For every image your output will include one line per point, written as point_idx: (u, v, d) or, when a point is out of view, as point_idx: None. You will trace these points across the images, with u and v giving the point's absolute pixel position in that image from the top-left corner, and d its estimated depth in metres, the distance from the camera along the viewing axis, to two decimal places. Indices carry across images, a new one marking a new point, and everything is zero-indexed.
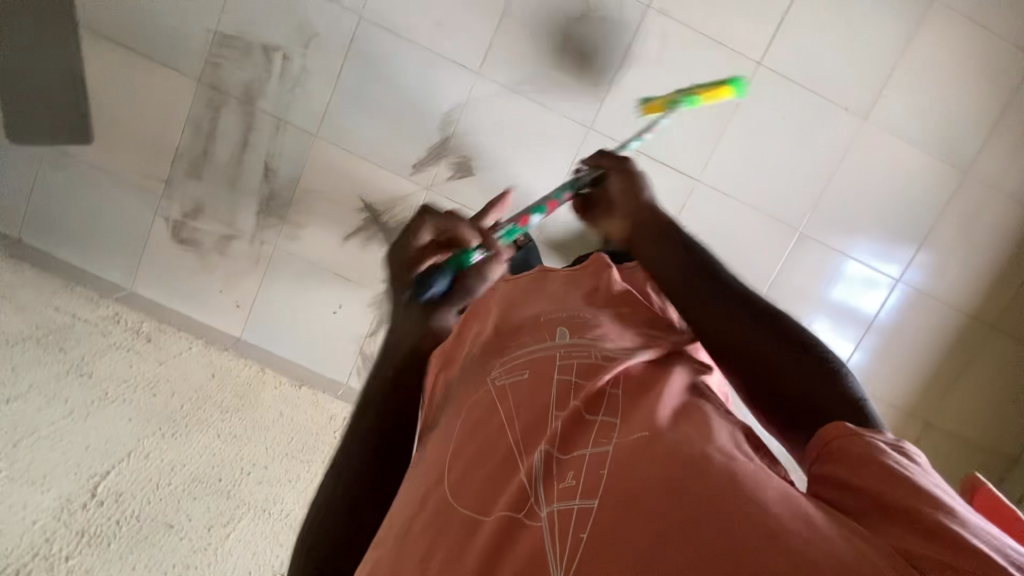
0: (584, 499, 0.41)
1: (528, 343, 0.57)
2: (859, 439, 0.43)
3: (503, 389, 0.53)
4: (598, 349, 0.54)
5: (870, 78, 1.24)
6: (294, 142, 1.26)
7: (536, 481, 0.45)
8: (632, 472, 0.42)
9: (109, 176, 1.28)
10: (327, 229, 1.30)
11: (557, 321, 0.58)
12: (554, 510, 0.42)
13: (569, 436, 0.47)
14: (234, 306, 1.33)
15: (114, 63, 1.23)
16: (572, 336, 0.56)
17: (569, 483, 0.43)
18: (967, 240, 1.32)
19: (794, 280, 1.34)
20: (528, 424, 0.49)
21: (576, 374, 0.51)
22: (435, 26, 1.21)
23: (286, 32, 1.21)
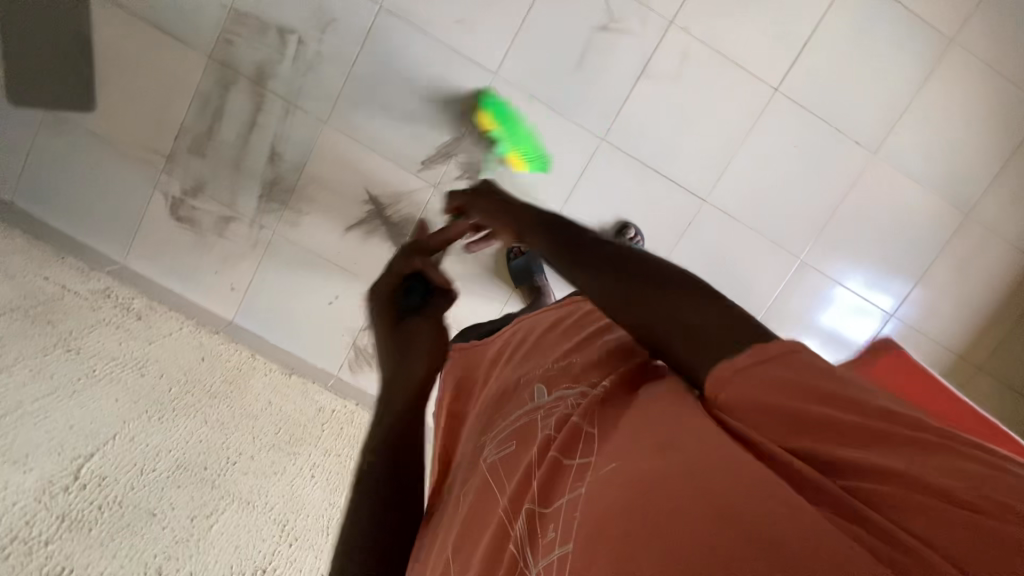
0: (560, 549, 0.40)
1: (513, 408, 0.58)
2: (739, 363, 0.38)
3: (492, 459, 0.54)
4: (571, 399, 0.53)
5: (883, 114, 1.24)
6: (302, 128, 1.24)
7: (524, 547, 0.45)
8: (597, 499, 0.40)
9: (110, 146, 1.25)
10: (329, 218, 1.28)
11: (535, 379, 0.59)
12: (540, 566, 0.42)
13: (546, 490, 0.46)
14: (229, 288, 1.31)
15: (122, 29, 1.20)
16: (550, 393, 0.56)
17: (551, 535, 0.43)
18: (961, 282, 1.34)
19: (793, 304, 1.35)
20: (512, 489, 0.49)
21: (553, 429, 0.51)
22: (455, 23, 1.19)
23: (303, 16, 1.19)
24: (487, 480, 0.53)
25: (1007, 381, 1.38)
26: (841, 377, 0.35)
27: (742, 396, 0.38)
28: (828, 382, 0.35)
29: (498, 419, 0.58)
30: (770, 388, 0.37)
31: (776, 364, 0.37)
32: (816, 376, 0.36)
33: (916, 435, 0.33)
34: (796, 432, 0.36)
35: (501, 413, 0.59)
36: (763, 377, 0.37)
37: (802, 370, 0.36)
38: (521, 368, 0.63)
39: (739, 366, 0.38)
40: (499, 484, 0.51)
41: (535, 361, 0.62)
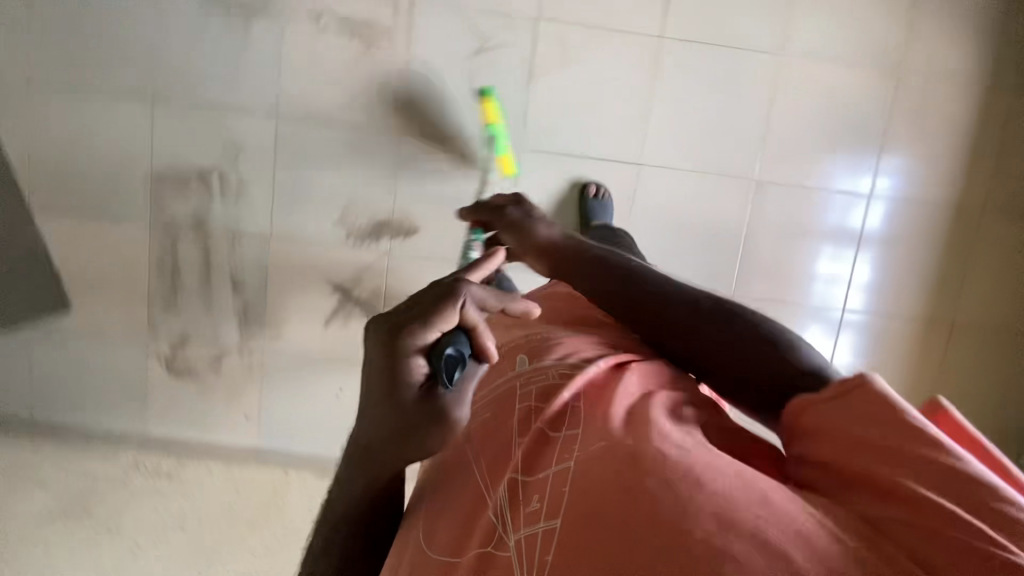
0: (546, 522, 0.48)
1: (494, 384, 0.67)
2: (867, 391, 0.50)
3: (471, 431, 0.62)
4: (553, 371, 0.62)
5: (774, 15, 1.23)
6: (252, 249, 1.30)
7: (502, 513, 0.52)
8: (586, 474, 0.49)
9: (96, 334, 1.34)
10: (308, 320, 1.33)
11: (517, 359, 0.68)
12: (520, 535, 0.49)
13: (530, 462, 0.54)
14: (243, 419, 1.36)
15: (71, 231, 1.30)
16: (529, 363, 0.66)
17: (533, 506, 0.50)
18: (928, 137, 1.29)
19: (795, 216, 1.32)
20: (489, 460, 0.58)
21: (534, 400, 0.60)
22: (348, 103, 1.25)
23: (215, 154, 1.27)
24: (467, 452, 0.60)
25: (1017, 212, 1.31)
26: (910, 429, 0.47)
27: (812, 418, 0.51)
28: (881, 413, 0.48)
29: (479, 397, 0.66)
30: (838, 410, 0.50)
31: (843, 397, 0.50)
32: (876, 407, 0.48)
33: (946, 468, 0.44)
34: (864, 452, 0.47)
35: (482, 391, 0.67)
36: (830, 406, 0.51)
37: (869, 402, 0.49)
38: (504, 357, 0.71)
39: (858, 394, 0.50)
40: (474, 454, 0.60)
41: (514, 349, 0.72)
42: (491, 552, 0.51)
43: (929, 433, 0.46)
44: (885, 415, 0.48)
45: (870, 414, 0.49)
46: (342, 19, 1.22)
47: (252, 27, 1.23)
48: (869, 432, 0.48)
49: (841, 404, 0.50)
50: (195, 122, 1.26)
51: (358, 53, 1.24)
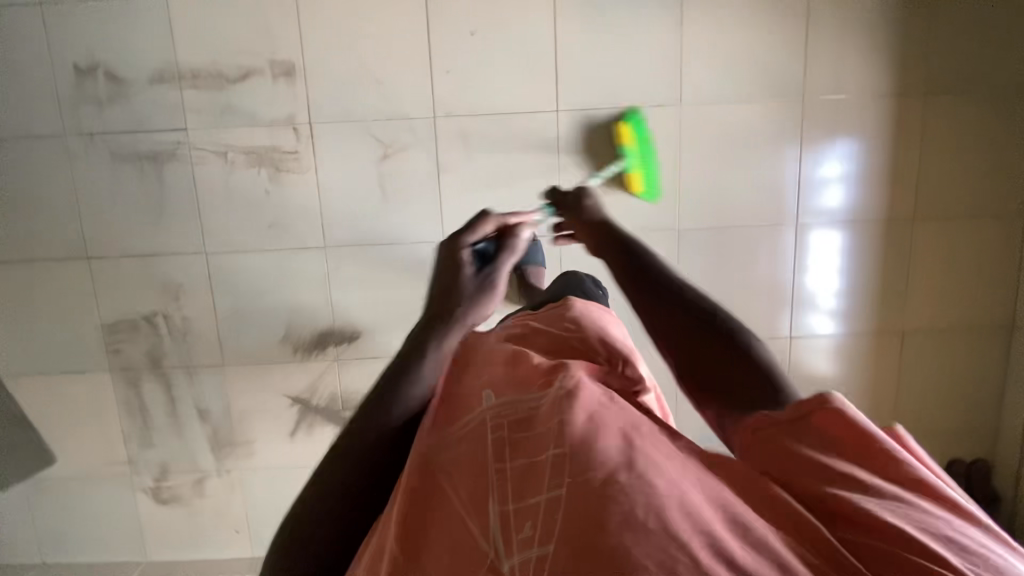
0: (540, 551, 0.41)
1: (456, 416, 0.52)
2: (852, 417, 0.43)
3: (441, 463, 0.49)
4: (530, 400, 0.50)
5: (664, 68, 1.23)
6: (209, 378, 1.36)
7: (493, 546, 0.43)
8: (574, 501, 0.42)
9: (83, 479, 1.41)
10: (275, 433, 1.39)
11: (479, 385, 0.54)
12: (515, 563, 0.41)
13: (518, 487, 0.44)
14: (235, 532, 1.43)
15: (39, 390, 1.37)
16: (499, 395, 0.51)
17: (526, 532, 0.42)
18: (856, 144, 1.27)
19: (734, 226, 1.31)
20: (468, 492, 0.46)
21: (509, 431, 0.48)
22: (270, 228, 1.28)
23: (156, 297, 1.32)
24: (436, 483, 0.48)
25: (947, 214, 1.30)
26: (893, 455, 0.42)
27: (764, 440, 0.45)
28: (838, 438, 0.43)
29: (442, 424, 0.52)
30: (790, 437, 0.44)
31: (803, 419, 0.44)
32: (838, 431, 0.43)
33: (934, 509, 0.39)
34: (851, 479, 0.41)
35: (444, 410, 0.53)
36: (786, 430, 0.44)
37: (826, 424, 0.43)
38: (469, 370, 0.57)
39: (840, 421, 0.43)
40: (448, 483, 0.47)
41: (472, 368, 0.57)
42: None
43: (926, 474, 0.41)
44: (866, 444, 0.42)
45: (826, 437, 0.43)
46: (246, 150, 1.26)
47: (164, 173, 1.27)
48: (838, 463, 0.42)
49: (801, 429, 0.44)
50: (131, 271, 1.31)
51: (268, 179, 1.27)
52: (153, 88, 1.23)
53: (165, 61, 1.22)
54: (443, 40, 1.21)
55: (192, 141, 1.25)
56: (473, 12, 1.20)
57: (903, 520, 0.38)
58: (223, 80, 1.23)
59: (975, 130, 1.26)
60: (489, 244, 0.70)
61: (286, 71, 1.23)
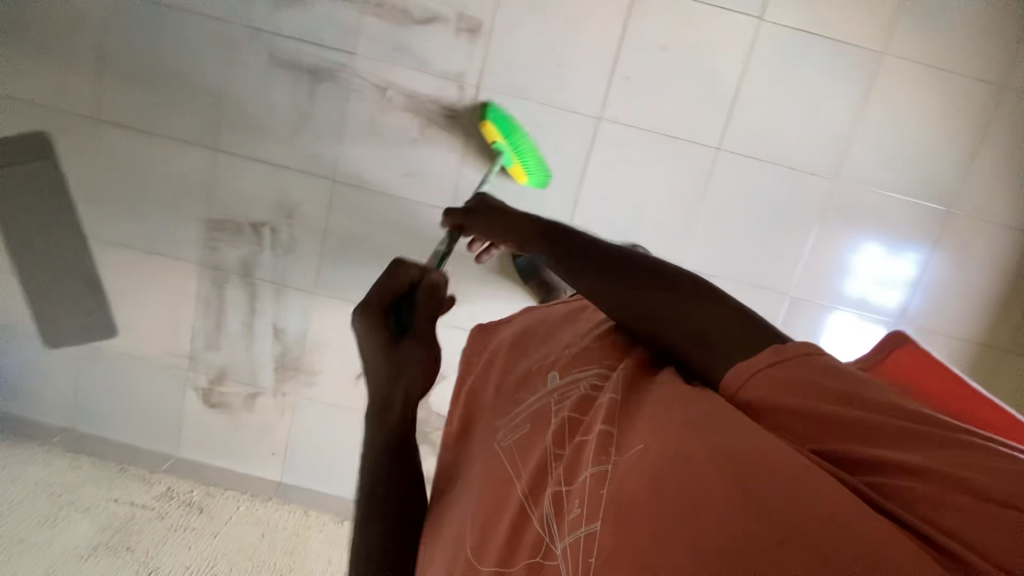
0: (586, 527, 0.50)
1: (528, 393, 0.66)
2: (753, 368, 0.51)
3: (511, 438, 0.64)
4: (586, 381, 0.62)
5: (831, 142, 1.24)
6: (296, 302, 1.34)
7: (549, 524, 0.55)
8: (626, 486, 0.50)
9: (139, 361, 1.39)
10: (341, 373, 1.37)
11: (546, 365, 0.67)
12: (566, 542, 0.52)
13: (570, 473, 0.56)
14: (271, 454, 1.43)
15: (123, 263, 1.34)
16: (562, 376, 0.64)
17: (575, 513, 0.52)
18: (965, 262, 1.30)
19: (840, 310, 1.33)
20: (530, 475, 0.59)
21: (569, 412, 0.61)
22: (404, 176, 1.27)
23: (269, 209, 1.30)
24: (502, 457, 0.63)
25: None
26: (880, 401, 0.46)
27: (777, 401, 0.50)
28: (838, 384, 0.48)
29: (515, 399, 0.67)
30: (783, 386, 0.49)
31: (782, 366, 0.50)
32: (822, 377, 0.48)
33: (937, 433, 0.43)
34: (832, 434, 0.47)
35: (517, 392, 0.67)
36: (773, 374, 0.50)
37: (820, 376, 0.49)
38: (533, 349, 0.71)
39: (761, 367, 0.51)
40: (514, 465, 0.62)
41: (546, 347, 0.70)
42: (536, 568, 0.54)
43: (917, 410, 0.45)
44: (831, 382, 0.48)
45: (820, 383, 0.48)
46: (406, 94, 1.23)
47: (316, 90, 1.24)
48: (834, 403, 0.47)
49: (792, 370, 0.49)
50: (252, 176, 1.28)
51: (418, 128, 1.25)
52: (334, 3, 1.20)
53: None
54: (636, 48, 1.20)
55: (356, 67, 1.22)
56: (673, 31, 1.19)
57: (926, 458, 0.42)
58: (407, 17, 1.20)
59: None
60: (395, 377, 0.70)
61: (471, 28, 1.20)
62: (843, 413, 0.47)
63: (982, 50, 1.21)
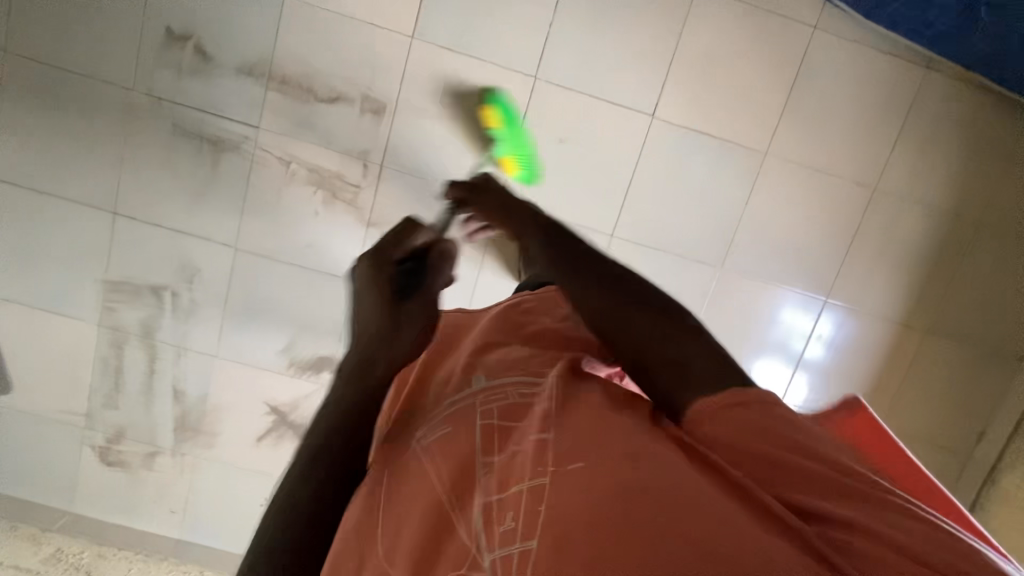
0: (523, 545, 0.41)
1: (445, 392, 0.54)
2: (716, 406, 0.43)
3: (426, 442, 0.51)
4: (514, 388, 0.51)
5: (717, 232, 1.31)
6: (196, 364, 1.34)
7: (475, 535, 0.44)
8: (567, 502, 0.41)
9: (34, 417, 1.37)
10: (241, 434, 1.38)
11: (470, 358, 0.55)
12: (497, 556, 0.42)
13: (503, 479, 0.45)
14: (171, 512, 1.42)
15: (18, 320, 1.32)
16: (490, 379, 0.52)
17: (509, 526, 0.42)
18: (854, 325, 1.37)
19: None
20: (449, 477, 0.48)
21: (497, 419, 0.49)
22: (307, 246, 1.29)
23: (170, 272, 1.30)
24: (417, 460, 0.51)
25: (910, 436, 1.43)
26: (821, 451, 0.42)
27: (718, 437, 0.43)
28: (778, 434, 0.42)
29: (434, 401, 0.54)
30: (732, 427, 0.43)
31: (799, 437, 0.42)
32: (781, 428, 0.42)
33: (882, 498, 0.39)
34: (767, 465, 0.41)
35: (427, 395, 0.55)
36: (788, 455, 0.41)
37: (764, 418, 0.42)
38: (461, 347, 0.57)
39: (722, 406, 0.43)
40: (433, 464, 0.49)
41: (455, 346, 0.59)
42: None
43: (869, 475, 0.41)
44: (775, 422, 0.42)
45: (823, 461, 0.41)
46: (309, 168, 1.25)
47: (219, 161, 1.24)
48: (798, 461, 0.41)
49: (770, 413, 0.42)
50: (153, 240, 1.28)
51: (321, 202, 1.27)
52: (238, 78, 1.21)
53: (259, 57, 1.20)
54: (535, 138, 1.25)
55: (259, 141, 1.23)
56: (570, 124, 1.24)
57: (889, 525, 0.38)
58: (311, 95, 1.22)
59: (957, 368, 1.39)
60: (414, 259, 0.65)
61: (375, 108, 1.23)
62: (792, 461, 0.41)
63: (859, 154, 1.29)
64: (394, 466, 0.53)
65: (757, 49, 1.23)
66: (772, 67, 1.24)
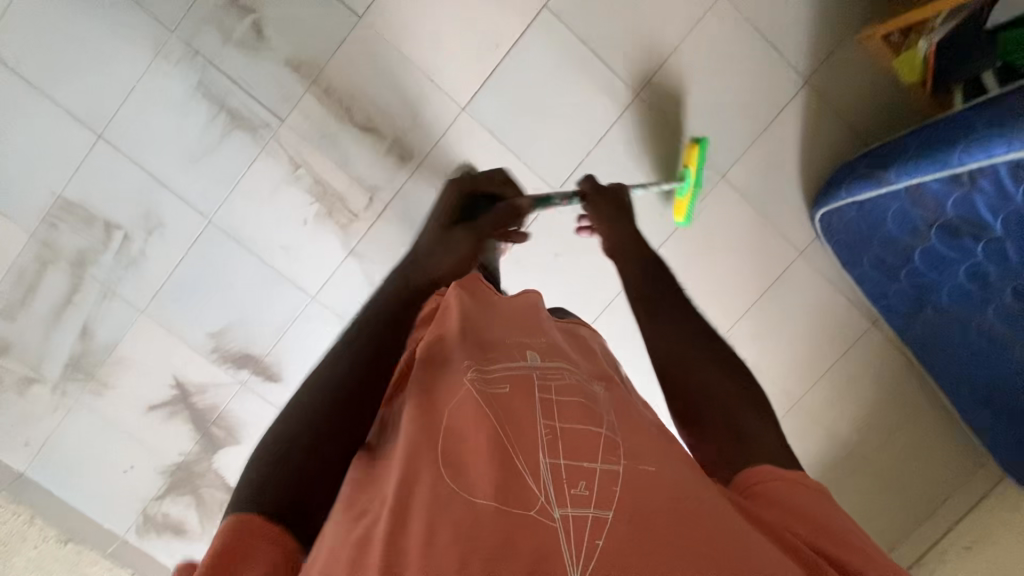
0: (597, 509, 0.50)
1: (504, 358, 0.65)
2: (771, 473, 0.58)
3: (489, 392, 0.60)
4: (567, 372, 0.65)
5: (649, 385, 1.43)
6: (117, 313, 1.28)
7: (546, 488, 0.52)
8: (642, 497, 0.51)
9: None
10: (136, 396, 1.32)
11: (527, 347, 0.68)
12: (567, 512, 0.50)
13: (569, 447, 0.56)
14: (23, 444, 1.31)
15: None
16: (542, 360, 0.66)
17: (582, 491, 0.51)
18: None
19: None
20: (518, 431, 0.57)
21: (556, 394, 0.61)
22: (281, 249, 1.27)
23: (132, 216, 1.23)
24: (483, 405, 0.58)
25: None
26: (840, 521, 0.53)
27: (759, 489, 0.57)
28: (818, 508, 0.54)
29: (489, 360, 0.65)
30: (783, 487, 0.56)
31: (790, 480, 0.57)
32: (817, 500, 0.55)
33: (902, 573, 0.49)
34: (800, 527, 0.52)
35: (488, 356, 0.65)
36: (778, 484, 0.57)
37: (812, 493, 0.55)
38: (504, 327, 0.72)
39: (771, 475, 0.58)
40: (497, 411, 0.58)
41: (496, 329, 0.71)
42: (533, 523, 0.49)
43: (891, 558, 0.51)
44: (811, 494, 0.55)
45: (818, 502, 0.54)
46: (315, 179, 1.25)
47: (230, 134, 1.21)
48: (829, 522, 0.52)
49: (813, 492, 0.56)
50: (128, 180, 1.22)
51: (313, 214, 1.26)
52: (282, 69, 1.19)
53: (310, 60, 1.19)
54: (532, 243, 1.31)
55: (278, 134, 1.22)
56: (569, 243, 1.31)
57: None
58: (347, 116, 1.22)
59: None
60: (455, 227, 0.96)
61: (401, 154, 1.25)
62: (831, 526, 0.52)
63: (792, 371, 1.44)
64: (446, 397, 0.61)
65: (745, 252, 1.36)
66: (751, 272, 1.37)
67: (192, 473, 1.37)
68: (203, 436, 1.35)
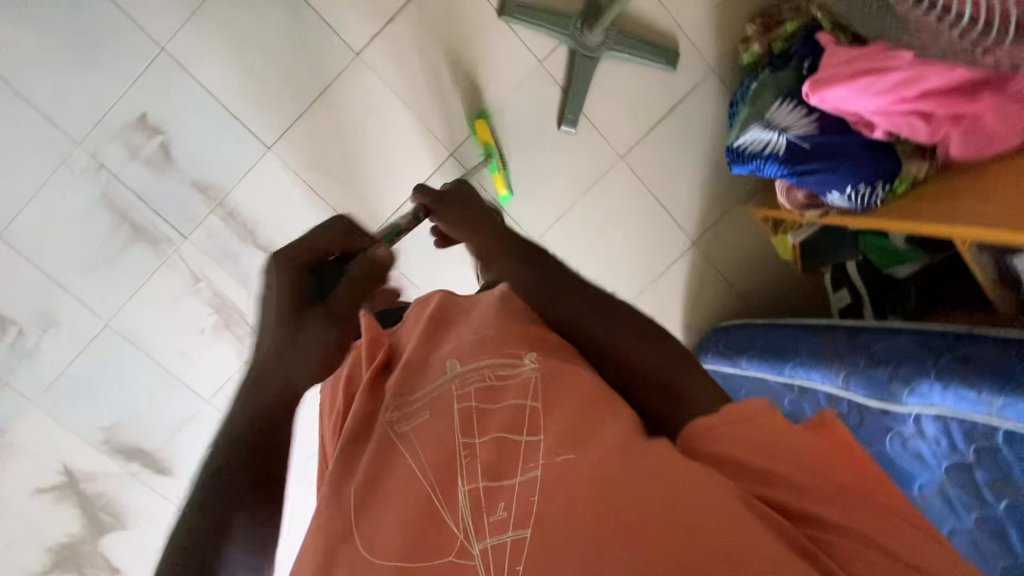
0: (513, 533, 0.55)
1: (425, 382, 0.70)
2: (709, 420, 0.62)
3: (408, 431, 0.67)
4: (489, 371, 0.68)
5: None
6: (7, 403, 1.28)
7: (465, 522, 0.58)
8: (559, 490, 0.56)
9: None
10: (24, 481, 1.33)
11: (444, 353, 0.72)
12: (486, 545, 0.56)
13: (487, 469, 0.60)
14: None
15: None
16: (462, 365, 0.69)
17: (500, 516, 0.57)
18: None
19: None
20: (434, 462, 0.63)
21: (474, 401, 0.66)
22: (178, 354, 1.32)
23: (27, 313, 1.24)
24: (402, 449, 0.66)
25: None
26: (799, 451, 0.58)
27: (713, 444, 0.61)
28: (775, 445, 0.58)
29: (409, 391, 0.71)
30: (747, 433, 0.59)
31: (738, 420, 0.60)
32: (770, 441, 0.59)
33: (853, 494, 0.56)
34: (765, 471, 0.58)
35: (408, 387, 0.71)
36: (729, 435, 0.60)
37: (763, 428, 0.59)
38: (432, 337, 0.76)
39: (716, 422, 0.61)
40: (421, 451, 0.65)
41: (434, 339, 0.76)
42: (452, 568, 0.56)
43: (840, 470, 0.57)
44: (763, 435, 0.59)
45: (771, 438, 0.59)
46: (215, 292, 1.30)
47: (133, 246, 1.24)
48: (784, 466, 0.58)
49: (769, 423, 0.59)
50: (24, 281, 1.22)
51: (211, 324, 1.32)
52: (187, 189, 1.22)
53: (217, 183, 1.23)
54: None
55: (179, 249, 1.26)
56: None
57: (847, 508, 0.55)
58: (249, 237, 1.28)
59: None
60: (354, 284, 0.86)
61: None
62: (791, 470, 0.57)
63: None
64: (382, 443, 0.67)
65: None
66: None
67: (77, 553, 1.40)
68: (89, 520, 1.39)
